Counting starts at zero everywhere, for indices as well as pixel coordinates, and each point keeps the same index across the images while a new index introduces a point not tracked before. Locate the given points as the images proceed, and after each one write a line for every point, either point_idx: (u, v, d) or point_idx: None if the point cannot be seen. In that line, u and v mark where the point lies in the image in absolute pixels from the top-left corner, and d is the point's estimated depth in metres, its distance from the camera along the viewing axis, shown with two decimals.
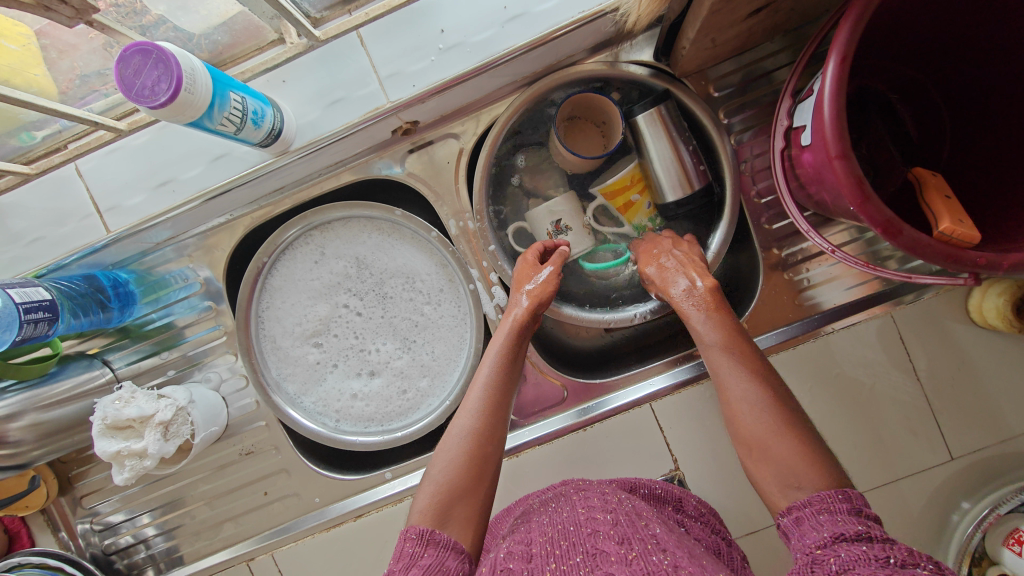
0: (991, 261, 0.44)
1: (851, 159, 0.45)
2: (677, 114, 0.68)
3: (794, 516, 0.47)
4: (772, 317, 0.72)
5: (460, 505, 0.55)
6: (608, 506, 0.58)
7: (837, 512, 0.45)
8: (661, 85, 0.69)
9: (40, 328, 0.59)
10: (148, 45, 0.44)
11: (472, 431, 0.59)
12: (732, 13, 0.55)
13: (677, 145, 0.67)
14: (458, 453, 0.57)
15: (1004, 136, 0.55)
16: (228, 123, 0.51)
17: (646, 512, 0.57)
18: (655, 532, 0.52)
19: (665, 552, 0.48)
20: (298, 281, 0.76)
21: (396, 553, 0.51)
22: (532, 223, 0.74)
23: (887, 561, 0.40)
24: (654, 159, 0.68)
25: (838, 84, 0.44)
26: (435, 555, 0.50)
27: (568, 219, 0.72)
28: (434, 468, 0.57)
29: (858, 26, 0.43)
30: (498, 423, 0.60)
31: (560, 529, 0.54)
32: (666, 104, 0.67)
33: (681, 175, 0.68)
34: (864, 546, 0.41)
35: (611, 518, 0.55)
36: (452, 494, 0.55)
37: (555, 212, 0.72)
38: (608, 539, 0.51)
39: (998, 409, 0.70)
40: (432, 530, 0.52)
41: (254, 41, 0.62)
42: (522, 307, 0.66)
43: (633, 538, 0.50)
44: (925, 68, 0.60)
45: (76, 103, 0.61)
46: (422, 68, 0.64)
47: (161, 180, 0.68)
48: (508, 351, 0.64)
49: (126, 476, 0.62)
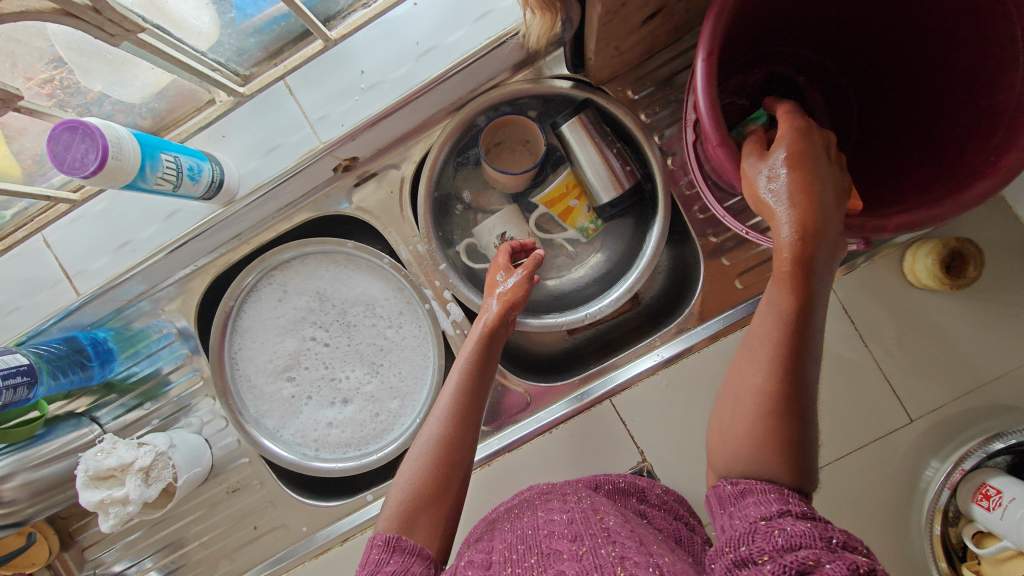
0: (875, 224, 0.47)
1: (736, 155, 0.48)
2: (598, 121, 0.71)
3: (740, 488, 0.47)
4: (717, 302, 0.75)
5: (427, 514, 0.57)
6: (565, 507, 0.60)
7: (787, 493, 0.45)
8: (581, 95, 0.72)
9: (20, 392, 0.63)
10: (75, 122, 0.48)
11: (440, 439, 0.60)
12: (625, 22, 0.58)
13: (603, 150, 0.70)
14: (427, 457, 0.59)
15: (900, 104, 0.58)
16: (163, 181, 0.55)
17: (604, 507, 0.60)
18: (606, 526, 0.55)
19: (613, 544, 0.51)
20: (266, 321, 0.79)
21: (363, 561, 0.53)
22: (480, 239, 0.78)
23: (829, 542, 0.40)
24: (583, 164, 0.71)
25: (708, 77, 0.47)
26: (401, 561, 0.52)
27: (513, 230, 0.76)
28: (402, 475, 0.59)
29: (719, 23, 0.47)
30: (466, 431, 0.61)
31: (519, 535, 0.57)
32: (585, 113, 0.71)
33: (610, 174, 0.71)
34: (809, 523, 0.42)
35: (567, 518, 0.57)
36: (416, 504, 0.57)
37: (500, 225, 0.76)
38: (562, 538, 0.54)
39: (952, 367, 0.71)
40: (398, 537, 0.54)
41: (191, 104, 0.67)
42: (493, 311, 0.67)
43: (584, 534, 0.53)
44: (825, 48, 0.62)
45: (38, 179, 0.66)
46: (348, 108, 0.68)
47: (123, 241, 0.73)
48: (476, 358, 0.65)
49: (112, 523, 0.65)
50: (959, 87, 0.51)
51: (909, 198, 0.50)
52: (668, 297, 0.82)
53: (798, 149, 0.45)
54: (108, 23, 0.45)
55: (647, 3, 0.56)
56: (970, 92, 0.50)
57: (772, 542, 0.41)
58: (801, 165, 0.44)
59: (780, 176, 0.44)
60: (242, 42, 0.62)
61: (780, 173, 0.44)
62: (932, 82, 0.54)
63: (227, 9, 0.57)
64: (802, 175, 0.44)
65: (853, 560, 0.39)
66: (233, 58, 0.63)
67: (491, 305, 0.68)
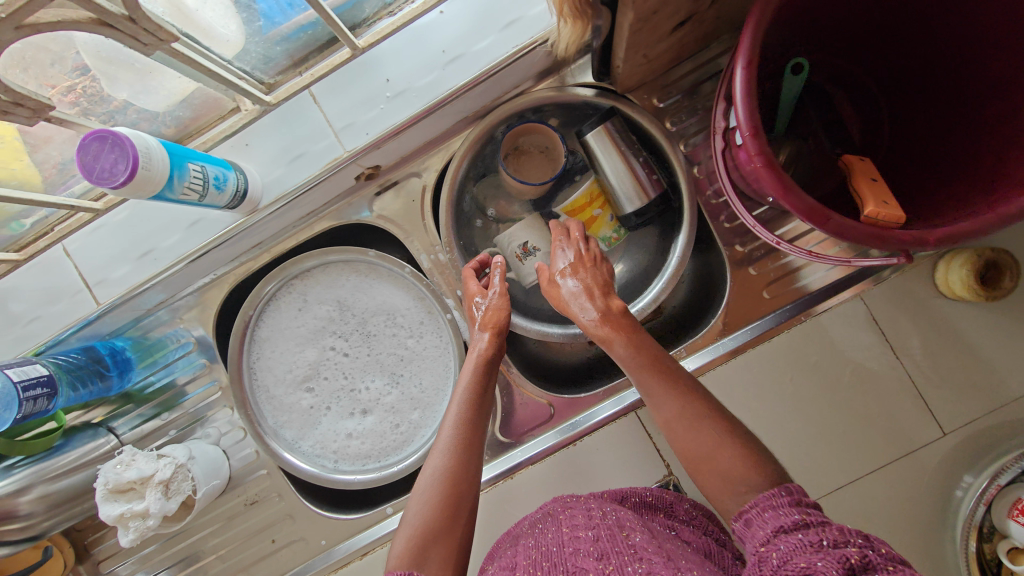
0: (916, 237, 0.45)
1: (775, 164, 0.46)
2: (624, 129, 0.70)
3: (745, 520, 0.49)
4: (745, 313, 0.74)
5: (438, 546, 0.55)
6: (591, 522, 0.58)
7: (779, 507, 0.47)
8: (607, 103, 0.71)
9: (40, 404, 0.62)
10: (104, 131, 0.48)
11: (446, 471, 0.60)
12: (656, 30, 0.57)
13: (629, 158, 0.69)
14: (434, 489, 0.58)
15: (934, 115, 0.56)
16: (190, 192, 0.55)
17: (630, 522, 0.58)
18: (634, 542, 0.53)
19: (641, 561, 0.50)
20: (285, 330, 0.79)
21: None
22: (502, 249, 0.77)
23: (821, 544, 0.41)
24: (609, 173, 0.70)
25: (748, 86, 0.46)
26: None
27: (535, 240, 0.75)
28: (410, 511, 0.58)
29: (758, 30, 0.45)
30: (471, 460, 0.61)
31: (544, 551, 0.56)
32: (612, 122, 0.69)
33: (634, 185, 0.69)
34: (801, 533, 0.43)
35: (592, 535, 0.56)
36: (428, 536, 0.56)
37: (522, 234, 0.75)
38: (588, 556, 0.52)
39: (988, 378, 0.70)
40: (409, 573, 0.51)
41: (215, 112, 0.66)
42: (484, 340, 0.68)
43: (611, 552, 0.52)
44: (855, 57, 0.61)
45: (59, 187, 0.65)
46: (373, 117, 0.67)
47: (144, 251, 0.72)
48: (474, 390, 0.65)
49: (131, 538, 0.63)
50: (999, 95, 0.49)
51: (951, 211, 0.49)
52: (693, 307, 0.81)
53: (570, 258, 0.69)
54: (143, 32, 0.45)
55: (679, 11, 0.55)
56: (1012, 100, 0.48)
57: (769, 563, 0.42)
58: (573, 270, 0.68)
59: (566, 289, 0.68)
60: (268, 51, 0.61)
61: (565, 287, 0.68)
62: (966, 93, 0.52)
63: (255, 17, 0.56)
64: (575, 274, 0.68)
65: (843, 554, 0.40)
66: (258, 66, 0.63)
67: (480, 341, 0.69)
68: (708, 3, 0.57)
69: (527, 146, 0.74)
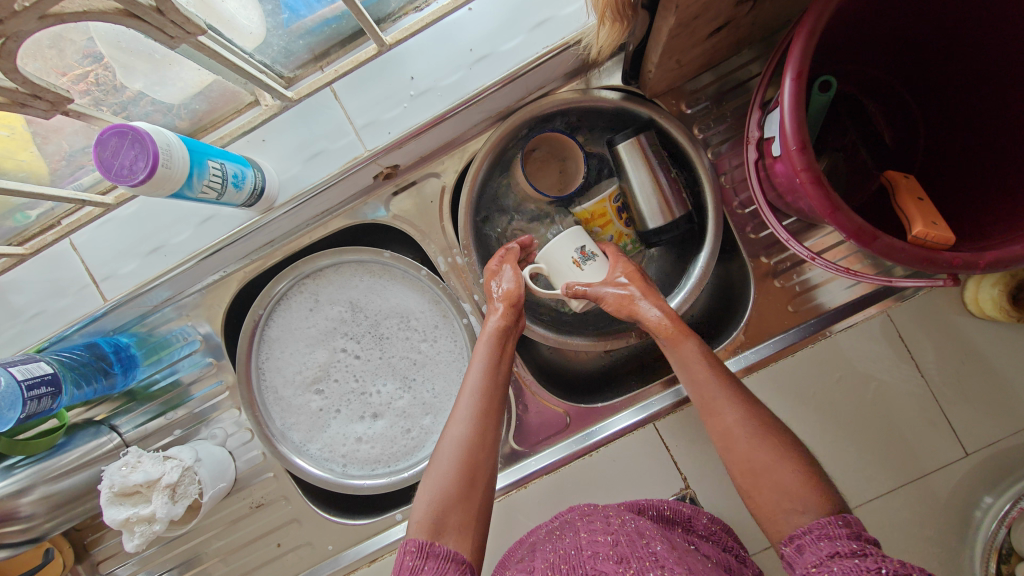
0: (966, 260, 0.44)
1: (823, 180, 0.45)
2: (656, 142, 0.68)
3: (795, 545, 0.49)
4: (767, 326, 0.72)
5: (456, 510, 0.55)
6: (609, 529, 0.57)
7: (834, 536, 0.47)
8: (644, 112, 0.69)
9: (44, 403, 0.60)
10: (124, 127, 0.46)
11: (460, 454, 0.58)
12: (692, 35, 0.56)
13: (657, 173, 0.67)
14: (450, 472, 0.57)
15: (976, 131, 0.55)
16: (209, 189, 0.53)
17: (650, 531, 0.56)
18: (655, 550, 0.51)
19: (662, 568, 0.48)
20: (295, 330, 0.77)
21: (397, 567, 0.51)
22: (550, 260, 0.67)
23: (879, 571, 0.41)
24: (634, 187, 0.68)
25: (796, 98, 0.44)
26: (436, 568, 0.50)
27: (591, 244, 0.67)
28: (427, 487, 0.57)
29: (809, 43, 0.44)
30: (488, 429, 0.61)
31: (561, 554, 0.54)
32: (645, 135, 0.67)
33: (661, 203, 0.68)
34: (857, 560, 0.43)
35: (611, 540, 0.54)
36: (446, 502, 0.56)
37: (577, 237, 0.66)
38: (607, 559, 0.51)
39: (1012, 398, 0.69)
40: (431, 543, 0.52)
41: (231, 105, 0.64)
42: (499, 314, 0.67)
43: (631, 557, 0.50)
44: (893, 70, 0.60)
45: (66, 180, 0.63)
46: (396, 115, 0.66)
47: (153, 246, 0.71)
48: (492, 357, 0.65)
49: (136, 542, 0.62)
50: None
51: (996, 232, 0.48)
52: (711, 319, 0.80)
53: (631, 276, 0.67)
54: (170, 24, 0.43)
55: (719, 16, 0.53)
56: None
57: None
58: (643, 287, 0.66)
59: (651, 311, 0.64)
60: (290, 44, 0.59)
61: (648, 307, 0.64)
62: (1012, 110, 0.51)
63: (279, 9, 0.55)
64: (643, 286, 0.66)
65: None
66: (278, 60, 0.61)
67: (491, 321, 0.67)
68: (748, 9, 0.55)
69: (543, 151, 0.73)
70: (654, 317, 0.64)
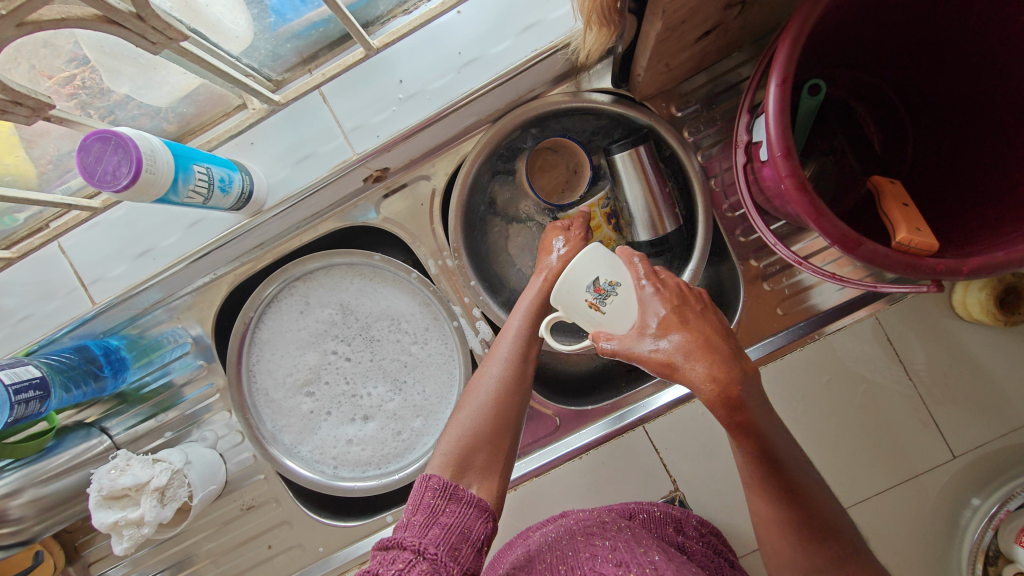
0: (950, 266, 0.44)
1: (807, 185, 0.45)
2: (654, 155, 0.68)
3: None
4: (757, 329, 0.72)
5: (483, 451, 0.55)
6: (607, 534, 0.58)
7: None
8: (644, 120, 0.69)
9: (33, 407, 0.60)
10: (107, 133, 0.47)
11: (496, 390, 0.58)
12: (680, 40, 0.56)
13: (651, 187, 0.67)
14: (484, 409, 0.57)
15: (964, 136, 0.55)
16: (195, 194, 0.54)
17: (646, 540, 0.56)
18: (654, 559, 0.52)
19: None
20: (286, 333, 0.76)
21: (415, 501, 0.50)
22: (567, 308, 0.57)
23: None
24: (628, 198, 0.68)
25: (781, 104, 0.44)
26: (458, 513, 0.49)
27: (607, 273, 0.55)
28: (458, 422, 0.57)
29: (794, 48, 0.44)
30: (527, 376, 0.60)
31: (559, 555, 0.56)
32: (644, 146, 0.68)
33: (653, 216, 0.68)
34: None
35: (610, 544, 0.55)
36: (475, 441, 0.55)
37: (588, 273, 0.55)
38: (607, 562, 0.52)
39: (1001, 400, 0.69)
40: (455, 485, 0.51)
41: (219, 108, 0.64)
42: (552, 268, 0.63)
43: (630, 563, 0.51)
44: (881, 74, 0.60)
45: (54, 183, 0.63)
46: (384, 118, 0.66)
47: (142, 249, 0.71)
48: (540, 303, 0.62)
49: (125, 545, 0.62)
50: None
51: (982, 238, 0.48)
52: None
53: (665, 322, 0.51)
54: (150, 31, 0.43)
55: (706, 20, 0.53)
56: None
57: None
58: (687, 338, 0.49)
59: (693, 372, 0.47)
60: (277, 47, 0.59)
61: (692, 367, 0.48)
62: (999, 115, 0.51)
63: (265, 13, 0.54)
64: (688, 335, 0.50)
65: None
66: (266, 63, 0.60)
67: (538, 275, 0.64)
68: (735, 13, 0.55)
69: (556, 153, 0.73)
70: (701, 381, 0.47)
